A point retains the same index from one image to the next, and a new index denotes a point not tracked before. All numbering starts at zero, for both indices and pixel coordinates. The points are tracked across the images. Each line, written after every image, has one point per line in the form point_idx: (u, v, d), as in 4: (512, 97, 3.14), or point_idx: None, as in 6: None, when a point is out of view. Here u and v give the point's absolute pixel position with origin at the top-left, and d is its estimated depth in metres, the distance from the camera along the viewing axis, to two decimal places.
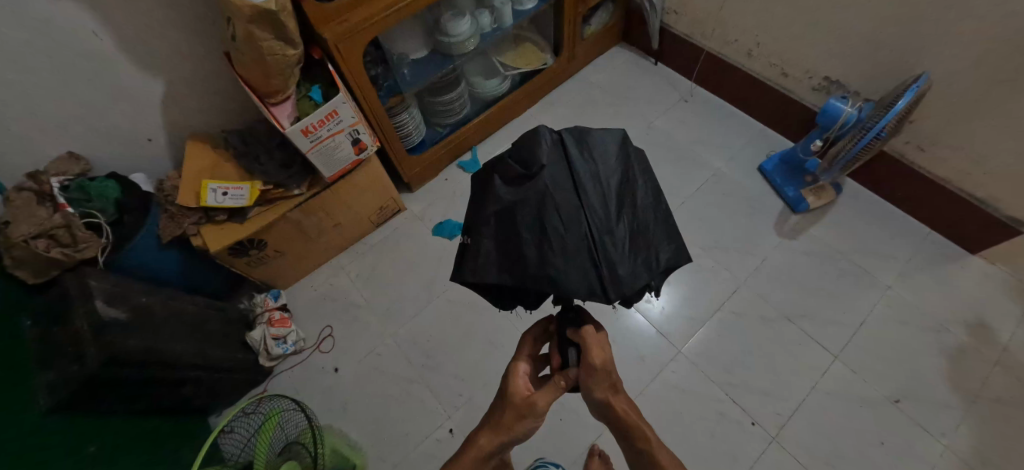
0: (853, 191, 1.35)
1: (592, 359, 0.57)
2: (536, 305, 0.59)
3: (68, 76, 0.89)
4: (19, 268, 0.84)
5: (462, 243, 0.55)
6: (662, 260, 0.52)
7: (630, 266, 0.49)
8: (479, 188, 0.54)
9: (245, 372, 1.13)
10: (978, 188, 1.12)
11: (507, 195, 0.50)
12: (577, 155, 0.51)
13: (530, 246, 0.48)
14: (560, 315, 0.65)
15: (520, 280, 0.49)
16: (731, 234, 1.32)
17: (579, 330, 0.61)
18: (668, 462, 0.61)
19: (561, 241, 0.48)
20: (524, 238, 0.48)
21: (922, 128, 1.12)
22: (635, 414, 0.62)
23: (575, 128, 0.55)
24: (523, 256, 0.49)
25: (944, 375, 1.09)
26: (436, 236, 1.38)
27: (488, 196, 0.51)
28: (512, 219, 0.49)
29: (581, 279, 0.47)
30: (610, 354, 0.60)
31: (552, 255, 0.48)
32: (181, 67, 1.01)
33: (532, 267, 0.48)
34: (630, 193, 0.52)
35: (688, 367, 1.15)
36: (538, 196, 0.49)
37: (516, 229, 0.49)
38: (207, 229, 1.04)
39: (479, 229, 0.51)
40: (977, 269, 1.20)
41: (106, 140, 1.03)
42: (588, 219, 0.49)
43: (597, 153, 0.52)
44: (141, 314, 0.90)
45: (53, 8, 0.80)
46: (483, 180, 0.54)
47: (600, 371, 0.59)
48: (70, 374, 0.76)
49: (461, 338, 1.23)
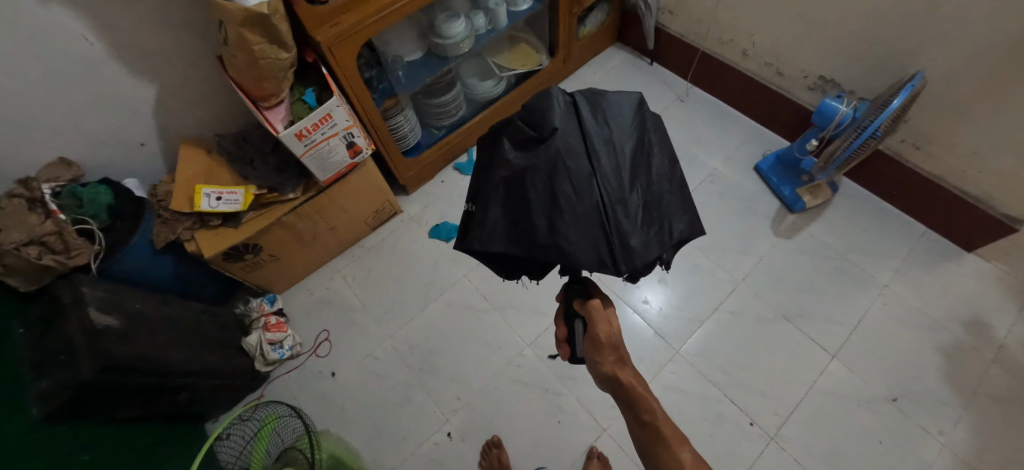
0: (850, 190, 1.35)
1: (598, 334, 0.60)
2: (540, 276, 0.60)
3: (60, 81, 0.88)
4: (11, 276, 0.83)
5: (466, 210, 0.56)
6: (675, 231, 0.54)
7: (641, 237, 0.49)
8: (487, 153, 0.53)
9: (242, 378, 1.12)
10: (973, 186, 1.12)
11: (516, 160, 0.48)
12: (591, 118, 0.49)
13: (539, 216, 0.48)
14: (566, 287, 0.65)
15: (530, 250, 0.49)
16: (728, 234, 1.32)
17: (586, 304, 0.61)
18: (673, 435, 0.61)
19: (570, 209, 0.47)
20: (533, 204, 0.48)
21: (918, 127, 1.13)
22: (642, 386, 0.62)
23: (588, 91, 0.53)
24: (533, 226, 0.48)
25: (942, 372, 1.09)
26: (433, 238, 1.37)
27: (498, 161, 0.50)
28: (521, 186, 0.48)
29: (589, 250, 0.48)
30: (616, 328, 0.61)
31: (563, 224, 0.47)
32: (174, 72, 1.00)
33: (541, 236, 0.48)
34: (643, 161, 0.52)
35: (686, 367, 1.15)
36: (548, 161, 0.47)
37: (524, 197, 0.48)
38: (201, 234, 1.03)
39: (488, 196, 0.51)
40: (974, 267, 1.21)
41: (98, 145, 1.02)
42: (602, 185, 0.48)
43: (611, 116, 0.50)
44: (136, 321, 0.89)
45: (41, 11, 0.79)
46: (492, 145, 0.53)
47: (609, 345, 0.61)
48: (65, 381, 0.75)
49: (459, 340, 1.22)
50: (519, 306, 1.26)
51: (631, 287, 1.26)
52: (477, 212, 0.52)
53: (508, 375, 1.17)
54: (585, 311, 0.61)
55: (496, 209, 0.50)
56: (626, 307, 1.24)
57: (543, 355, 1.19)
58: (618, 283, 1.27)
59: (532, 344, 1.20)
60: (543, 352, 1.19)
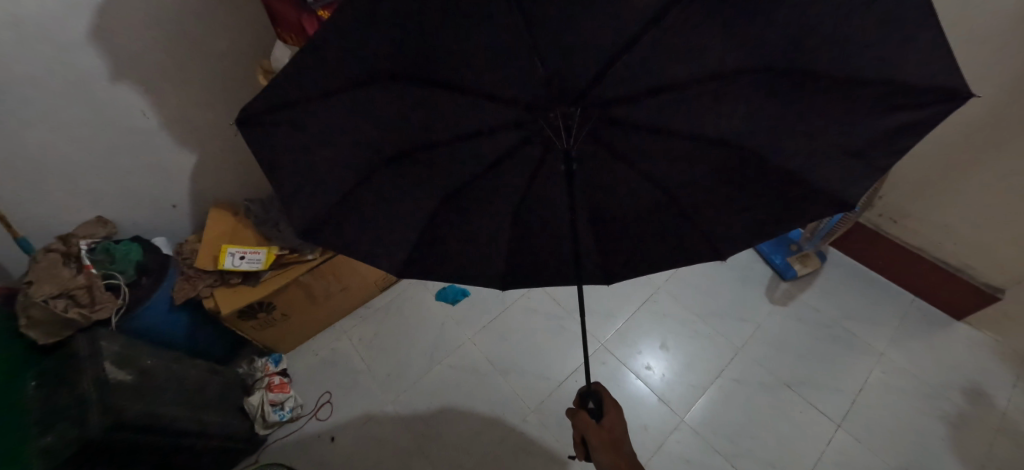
0: (836, 259, 1.42)
1: (595, 436, 0.69)
2: (502, 256, 0.58)
3: (113, 149, 0.98)
4: (33, 329, 0.86)
5: (430, 191, 0.52)
6: (637, 203, 0.56)
7: (595, 192, 0.56)
8: (394, 105, 0.44)
9: (239, 441, 1.10)
10: (951, 256, 1.21)
11: (466, 147, 0.51)
12: (674, 59, 0.43)
13: (495, 164, 0.54)
14: (581, 394, 0.74)
15: (489, 190, 0.55)
16: (727, 302, 1.36)
17: (585, 412, 0.72)
18: None
19: (543, 153, 0.55)
20: (507, 163, 0.54)
21: (892, 203, 1.26)
22: None
23: None
24: (495, 175, 0.54)
25: (947, 442, 1.09)
26: (438, 301, 1.41)
27: (444, 127, 0.48)
28: (487, 140, 0.51)
29: (535, 206, 0.57)
30: (614, 430, 0.70)
31: (518, 177, 0.56)
32: (215, 142, 1.11)
33: (525, 182, 0.56)
34: (612, 148, 0.54)
35: (692, 437, 1.14)
36: (514, 136, 0.52)
37: (490, 165, 0.54)
38: (219, 291, 1.07)
39: (439, 165, 0.51)
40: (966, 336, 1.24)
41: (135, 206, 1.10)
42: (583, 127, 0.53)
43: (725, 33, 0.40)
44: (145, 377, 0.89)
45: (113, 91, 0.91)
46: (391, 111, 0.44)
47: (600, 440, 0.68)
48: (68, 437, 0.74)
49: (462, 405, 1.21)
50: (523, 370, 1.26)
51: (631, 353, 1.28)
52: (441, 180, 0.52)
53: (510, 442, 1.15)
54: (570, 417, 0.73)
55: (463, 182, 0.54)
56: (627, 373, 1.24)
57: (547, 422, 1.17)
58: (620, 347, 1.29)
59: (536, 409, 1.19)
60: (546, 419, 1.17)
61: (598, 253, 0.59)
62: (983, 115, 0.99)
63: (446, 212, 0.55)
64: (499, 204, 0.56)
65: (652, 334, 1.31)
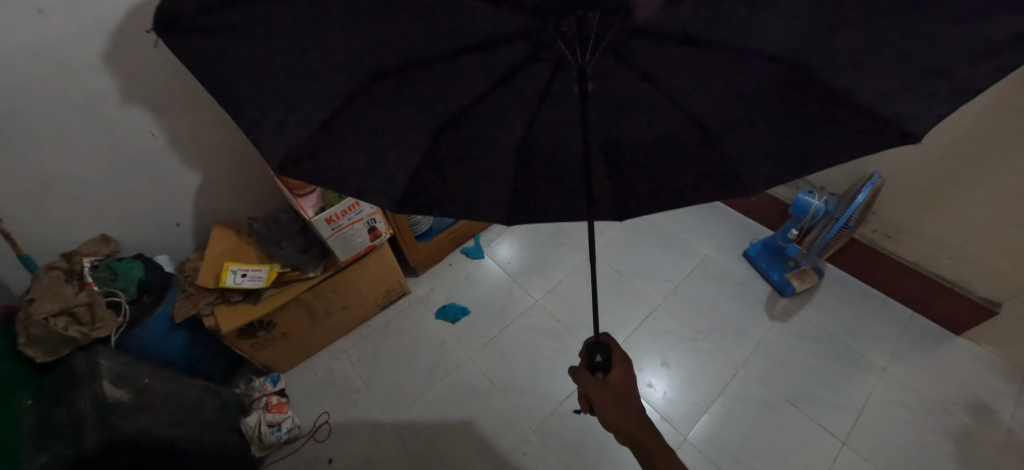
0: (834, 274, 1.42)
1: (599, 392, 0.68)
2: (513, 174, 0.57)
3: (121, 167, 1.00)
4: (31, 346, 0.85)
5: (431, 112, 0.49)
6: (655, 126, 0.52)
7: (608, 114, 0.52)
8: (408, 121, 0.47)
9: (235, 463, 1.08)
10: (945, 270, 1.23)
11: (464, 67, 0.46)
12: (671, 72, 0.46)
13: (495, 87, 0.49)
14: (589, 344, 0.72)
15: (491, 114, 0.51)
16: (725, 320, 1.36)
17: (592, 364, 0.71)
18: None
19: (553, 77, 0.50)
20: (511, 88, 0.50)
21: (886, 219, 1.28)
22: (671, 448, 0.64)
23: None
24: (499, 100, 0.50)
25: (955, 459, 1.07)
26: (438, 319, 1.40)
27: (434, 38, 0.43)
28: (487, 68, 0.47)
29: (544, 128, 0.54)
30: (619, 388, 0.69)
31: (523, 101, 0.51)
32: (222, 162, 1.13)
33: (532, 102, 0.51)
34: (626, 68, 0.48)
35: (695, 455, 1.12)
36: (516, 57, 0.47)
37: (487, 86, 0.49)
38: (220, 309, 1.07)
39: (433, 85, 0.46)
40: (966, 350, 1.24)
41: (138, 224, 1.11)
42: (601, 43, 0.46)
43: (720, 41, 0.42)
44: (143, 395, 0.88)
45: (123, 112, 0.93)
46: (407, 115, 0.47)
47: (603, 398, 0.68)
48: (62, 456, 0.73)
49: (461, 426, 1.19)
50: (523, 389, 1.25)
51: None
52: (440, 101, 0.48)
53: (510, 464, 1.13)
54: (574, 377, 0.74)
55: (467, 103, 0.49)
56: None
57: (549, 442, 1.15)
58: None
59: (537, 429, 1.17)
60: (547, 439, 1.15)
61: (611, 171, 0.57)
62: (970, 134, 1.03)
63: (450, 134, 0.51)
64: (507, 121, 0.52)
65: (652, 351, 1.31)
